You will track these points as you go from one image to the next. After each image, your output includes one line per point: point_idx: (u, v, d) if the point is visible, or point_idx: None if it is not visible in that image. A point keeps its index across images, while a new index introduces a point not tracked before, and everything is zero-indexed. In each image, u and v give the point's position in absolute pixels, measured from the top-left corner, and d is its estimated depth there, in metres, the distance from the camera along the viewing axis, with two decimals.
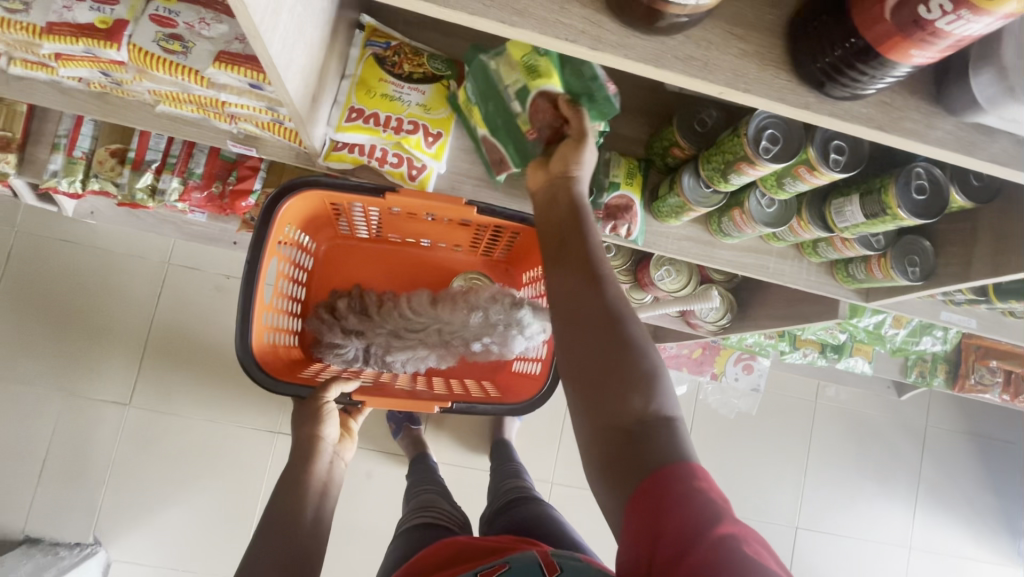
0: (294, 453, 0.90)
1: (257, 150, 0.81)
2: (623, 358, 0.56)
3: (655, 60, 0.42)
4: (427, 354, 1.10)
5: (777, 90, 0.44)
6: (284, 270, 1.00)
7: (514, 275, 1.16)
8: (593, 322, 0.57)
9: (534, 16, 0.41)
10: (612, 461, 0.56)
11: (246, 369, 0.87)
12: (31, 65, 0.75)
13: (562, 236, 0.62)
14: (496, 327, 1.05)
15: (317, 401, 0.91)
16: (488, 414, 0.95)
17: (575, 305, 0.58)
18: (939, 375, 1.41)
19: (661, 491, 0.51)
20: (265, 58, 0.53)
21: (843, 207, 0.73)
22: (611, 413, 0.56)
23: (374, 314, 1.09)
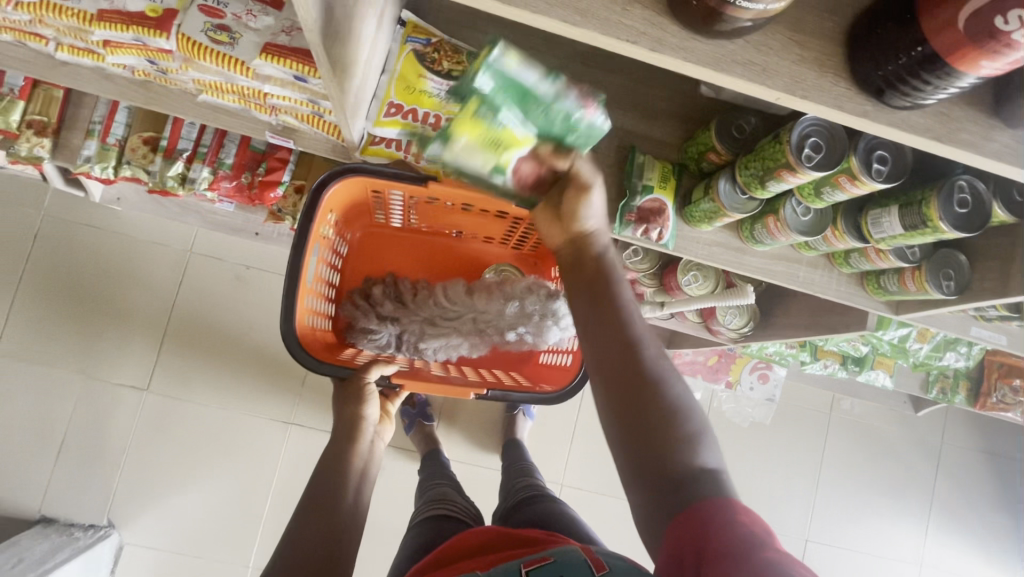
0: (336, 431, 0.91)
1: (295, 142, 0.82)
2: (666, 420, 0.57)
3: (715, 64, 0.42)
4: (460, 341, 1.12)
5: (835, 98, 0.43)
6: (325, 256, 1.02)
7: (543, 268, 1.16)
8: (636, 388, 0.58)
9: (596, 17, 0.41)
10: (657, 506, 0.56)
11: (291, 350, 0.89)
12: (78, 52, 0.77)
13: (595, 296, 0.62)
14: (531, 318, 1.08)
15: (360, 380, 0.94)
16: (523, 402, 0.96)
17: (613, 370, 0.59)
18: (960, 392, 1.40)
19: (704, 524, 0.53)
20: (317, 50, 0.53)
21: (880, 218, 0.73)
22: (658, 468, 0.57)
23: (410, 302, 1.13)
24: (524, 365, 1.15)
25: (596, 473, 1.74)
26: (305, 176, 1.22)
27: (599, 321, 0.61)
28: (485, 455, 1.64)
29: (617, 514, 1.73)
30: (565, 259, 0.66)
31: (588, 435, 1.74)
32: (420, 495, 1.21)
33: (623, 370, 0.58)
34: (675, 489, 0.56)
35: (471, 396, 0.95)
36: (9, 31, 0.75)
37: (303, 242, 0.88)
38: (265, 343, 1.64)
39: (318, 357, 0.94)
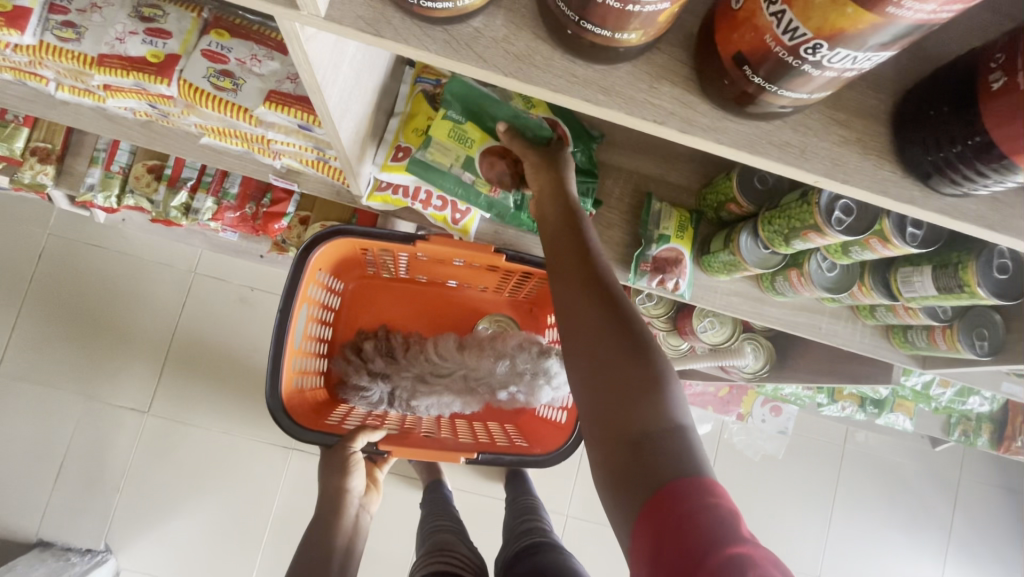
0: (322, 507, 0.91)
1: (298, 185, 0.80)
2: (623, 357, 0.53)
3: (749, 145, 0.39)
4: (452, 400, 1.09)
5: (879, 183, 0.40)
6: (314, 314, 1.01)
7: (537, 317, 1.14)
8: (594, 320, 0.56)
9: (621, 95, 0.38)
10: (619, 473, 0.51)
11: (275, 417, 0.87)
12: (78, 91, 0.75)
13: (561, 246, 0.63)
14: (523, 376, 1.05)
15: (344, 453, 0.91)
16: (516, 465, 0.94)
17: (573, 313, 0.58)
18: (983, 435, 1.34)
19: (671, 499, 0.47)
20: (322, 109, 0.51)
21: (911, 277, 0.69)
22: (620, 419, 0.52)
23: (400, 358, 1.10)
24: (518, 418, 1.13)
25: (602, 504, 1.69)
26: (310, 208, 1.19)
27: (564, 269, 0.61)
28: (489, 486, 1.61)
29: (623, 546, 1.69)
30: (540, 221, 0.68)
31: None
32: (423, 541, 1.16)
33: (586, 310, 0.57)
34: (634, 445, 0.51)
35: (460, 460, 0.92)
36: (9, 70, 0.73)
37: (288, 308, 0.87)
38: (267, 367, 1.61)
39: (304, 425, 0.91)
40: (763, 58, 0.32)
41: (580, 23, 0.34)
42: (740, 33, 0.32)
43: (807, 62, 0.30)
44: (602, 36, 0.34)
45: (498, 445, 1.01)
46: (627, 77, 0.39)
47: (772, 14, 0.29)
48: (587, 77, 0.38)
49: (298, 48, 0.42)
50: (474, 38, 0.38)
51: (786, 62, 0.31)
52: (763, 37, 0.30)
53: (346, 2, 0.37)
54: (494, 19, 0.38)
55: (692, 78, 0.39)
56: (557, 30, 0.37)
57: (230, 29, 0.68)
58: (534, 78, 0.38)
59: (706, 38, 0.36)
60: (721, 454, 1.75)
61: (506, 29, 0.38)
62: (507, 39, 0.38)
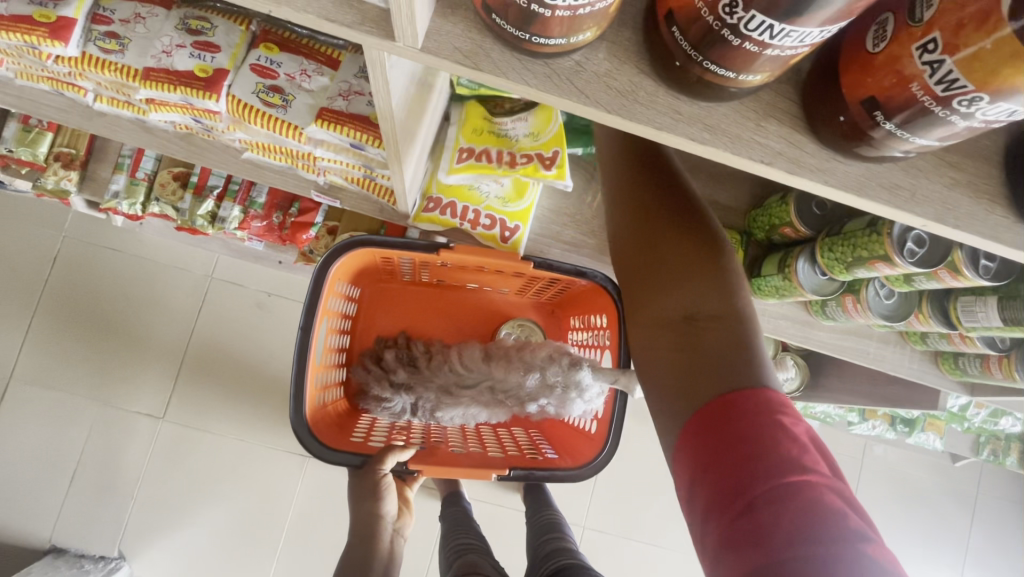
0: (353, 535, 0.89)
1: (340, 202, 0.78)
2: (677, 245, 0.56)
3: (859, 187, 0.37)
4: (478, 411, 1.06)
5: (992, 229, 0.38)
6: (333, 325, 0.98)
7: (560, 317, 1.12)
8: (649, 213, 0.57)
9: (727, 134, 0.37)
10: (662, 351, 0.53)
11: (301, 439, 0.84)
12: (117, 103, 0.73)
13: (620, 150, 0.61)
14: (553, 389, 0.98)
15: (375, 475, 0.87)
16: (547, 482, 0.91)
17: (626, 202, 0.59)
18: (1012, 455, 1.33)
19: (730, 412, 0.44)
20: (390, 132, 0.49)
21: (973, 307, 0.67)
22: (673, 309, 0.54)
23: (423, 368, 1.07)
24: (543, 422, 1.08)
25: (621, 516, 1.67)
26: (337, 219, 1.17)
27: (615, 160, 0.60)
28: (508, 497, 1.59)
29: (642, 557, 1.67)
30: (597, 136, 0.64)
31: (614, 477, 1.67)
32: (447, 560, 1.14)
33: (647, 214, 0.58)
34: (682, 325, 0.52)
35: (492, 476, 0.89)
36: (47, 80, 0.71)
37: (311, 323, 0.85)
38: (284, 374, 1.59)
39: (331, 445, 0.89)
40: (902, 106, 0.30)
41: (698, 62, 0.32)
42: (876, 79, 0.30)
43: (956, 114, 0.28)
44: (722, 77, 0.32)
45: (527, 457, 0.97)
46: (733, 115, 0.37)
47: (924, 63, 0.28)
48: (692, 114, 0.37)
49: (380, 76, 0.40)
50: (576, 72, 0.36)
51: (930, 111, 0.29)
52: (908, 86, 0.29)
53: (443, 33, 0.35)
54: (596, 53, 0.36)
55: (800, 116, 0.37)
56: (664, 66, 0.35)
57: (279, 43, 0.66)
58: (635, 115, 0.36)
59: (821, 78, 0.35)
60: None
61: (608, 63, 0.36)
62: (610, 74, 0.36)
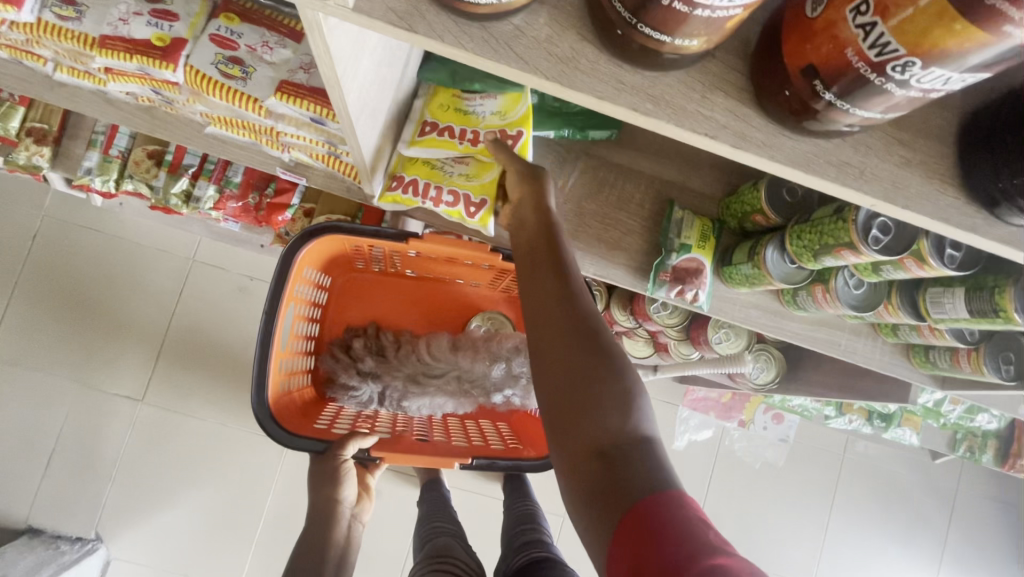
0: (311, 519, 0.87)
1: (306, 179, 0.77)
2: (593, 373, 0.50)
3: (806, 164, 0.36)
4: (445, 401, 1.05)
5: (941, 210, 0.37)
6: (300, 312, 0.96)
7: None
8: (567, 337, 0.52)
9: (670, 105, 0.36)
10: (589, 489, 0.48)
11: (261, 423, 0.82)
12: (77, 73, 0.71)
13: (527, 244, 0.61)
14: (519, 380, 1.03)
15: (336, 461, 0.86)
16: (510, 472, 0.87)
17: (545, 320, 0.54)
18: (988, 452, 1.33)
19: (650, 527, 0.45)
20: (340, 105, 0.48)
21: (941, 299, 0.67)
22: (585, 438, 0.49)
23: (392, 357, 1.06)
24: (511, 416, 1.07)
25: None
26: (314, 200, 1.15)
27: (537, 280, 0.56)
28: (488, 485, 1.59)
29: None
30: (515, 222, 0.65)
31: None
32: (421, 543, 1.13)
33: (563, 336, 0.52)
34: (608, 462, 0.48)
35: (455, 465, 0.87)
36: (4, 48, 0.69)
37: (274, 308, 0.83)
38: None
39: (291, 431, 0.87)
40: (839, 74, 0.29)
41: (635, 26, 0.31)
42: (814, 46, 0.29)
43: (892, 81, 0.27)
44: (659, 42, 0.31)
45: (492, 447, 0.95)
46: (677, 85, 0.36)
47: (858, 26, 0.27)
48: (635, 84, 0.35)
49: (319, 40, 0.38)
50: (515, 37, 0.35)
51: (866, 80, 0.28)
52: (843, 51, 0.28)
53: None
54: (536, 17, 0.35)
55: (747, 88, 0.36)
56: (606, 31, 0.34)
57: (241, 13, 0.64)
58: (576, 84, 0.35)
59: (768, 48, 0.34)
60: (720, 461, 1.74)
61: (550, 28, 0.35)
62: (551, 40, 0.35)
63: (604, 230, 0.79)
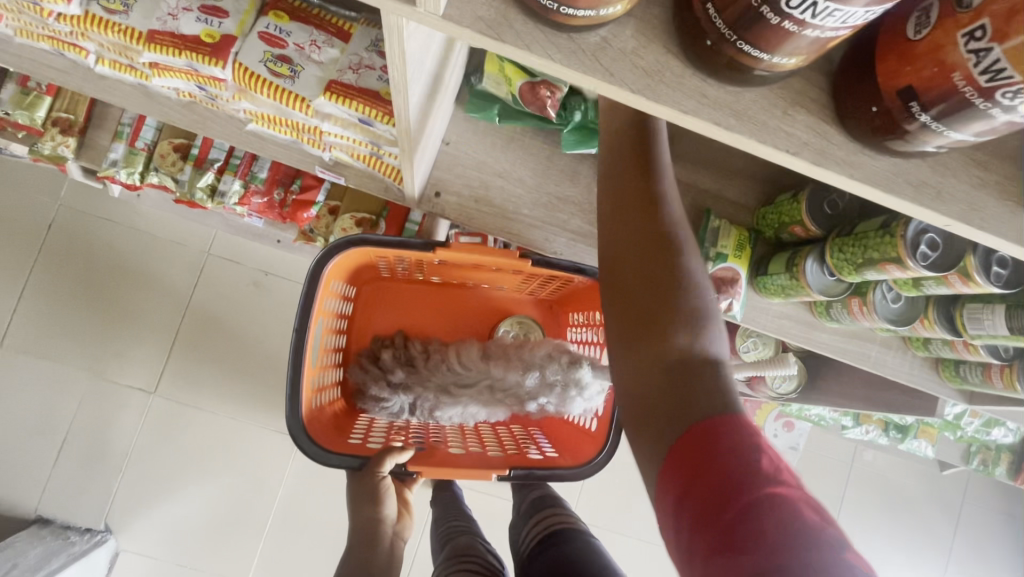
0: (355, 538, 0.86)
1: (345, 178, 0.77)
2: (668, 297, 0.52)
3: (885, 183, 0.36)
4: (478, 409, 1.03)
5: (1019, 232, 0.37)
6: (329, 326, 0.95)
7: (559, 315, 1.11)
8: (646, 263, 0.53)
9: (753, 120, 0.36)
10: (648, 398, 0.50)
11: (297, 440, 0.82)
12: (119, 66, 0.71)
13: (611, 158, 0.55)
14: (552, 387, 0.97)
15: (374, 478, 0.85)
16: (547, 481, 0.88)
17: (628, 242, 0.54)
18: (1001, 465, 1.33)
19: (710, 443, 0.44)
20: (402, 107, 0.48)
21: (979, 315, 0.67)
22: (650, 352, 0.51)
23: (422, 367, 1.04)
24: (544, 422, 1.05)
25: None
26: (339, 198, 1.15)
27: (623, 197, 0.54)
28: (499, 486, 1.59)
29: (629, 554, 1.60)
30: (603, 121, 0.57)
31: (606, 474, 1.60)
32: (440, 543, 1.13)
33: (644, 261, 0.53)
34: (672, 375, 0.50)
35: (493, 477, 0.86)
36: (47, 39, 0.69)
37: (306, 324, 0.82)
38: (278, 355, 1.58)
39: (328, 448, 0.86)
40: (941, 97, 0.29)
41: (732, 41, 0.31)
42: (916, 67, 0.29)
43: (998, 106, 0.27)
44: (755, 59, 0.31)
45: (528, 455, 0.94)
46: (761, 101, 0.36)
47: (970, 51, 0.27)
48: (718, 98, 0.35)
49: (396, 44, 0.39)
50: (601, 48, 0.35)
51: (971, 104, 0.28)
52: (950, 75, 0.28)
53: (466, 2, 0.34)
54: (623, 29, 0.35)
55: (829, 106, 0.36)
56: (694, 45, 0.34)
57: (289, 11, 0.64)
58: (660, 96, 0.35)
59: (855, 67, 0.34)
60: None
61: (636, 41, 0.35)
62: (637, 52, 0.35)
63: None
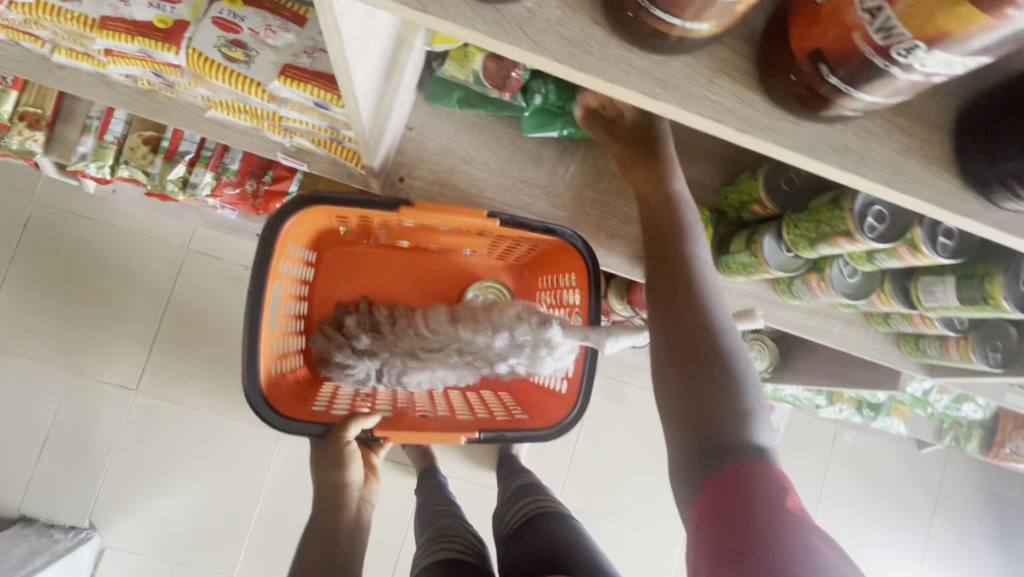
0: (317, 504, 0.84)
1: (308, 165, 0.77)
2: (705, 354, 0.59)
3: (809, 149, 0.37)
4: (447, 373, 1.01)
5: (938, 194, 0.38)
6: (288, 289, 0.92)
7: (529, 279, 1.08)
8: (685, 323, 0.61)
9: (678, 89, 0.36)
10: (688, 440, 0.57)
11: (254, 406, 0.80)
12: (76, 55, 0.70)
13: (662, 251, 0.65)
14: (523, 348, 0.93)
15: (339, 444, 0.83)
16: (517, 443, 0.87)
17: (671, 305, 0.62)
18: (973, 441, 1.37)
19: (736, 481, 0.52)
20: (346, 86, 0.48)
21: (932, 287, 0.68)
22: (690, 405, 0.58)
23: (387, 333, 1.02)
24: (513, 384, 1.04)
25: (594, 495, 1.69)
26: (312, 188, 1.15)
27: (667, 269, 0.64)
28: (485, 475, 1.59)
29: (614, 538, 1.62)
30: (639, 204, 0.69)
31: (590, 461, 1.62)
32: (423, 526, 1.13)
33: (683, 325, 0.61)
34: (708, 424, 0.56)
35: (461, 441, 0.87)
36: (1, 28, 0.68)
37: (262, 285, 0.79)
38: None
39: (289, 414, 0.84)
40: (844, 58, 0.30)
41: (647, 9, 0.32)
42: (821, 30, 0.30)
43: (897, 65, 0.28)
44: (670, 26, 0.32)
45: (496, 419, 0.94)
46: (686, 70, 0.36)
47: (865, 9, 0.28)
48: (644, 67, 0.36)
49: (329, 19, 0.39)
50: (527, 19, 0.35)
51: (871, 63, 0.29)
52: (850, 35, 0.29)
53: None
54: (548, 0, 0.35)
55: (753, 74, 0.37)
56: (616, 14, 0.34)
57: None
58: (586, 67, 0.36)
59: (775, 35, 0.34)
60: None
61: (561, 12, 0.35)
62: (562, 23, 0.35)
63: (603, 219, 0.81)
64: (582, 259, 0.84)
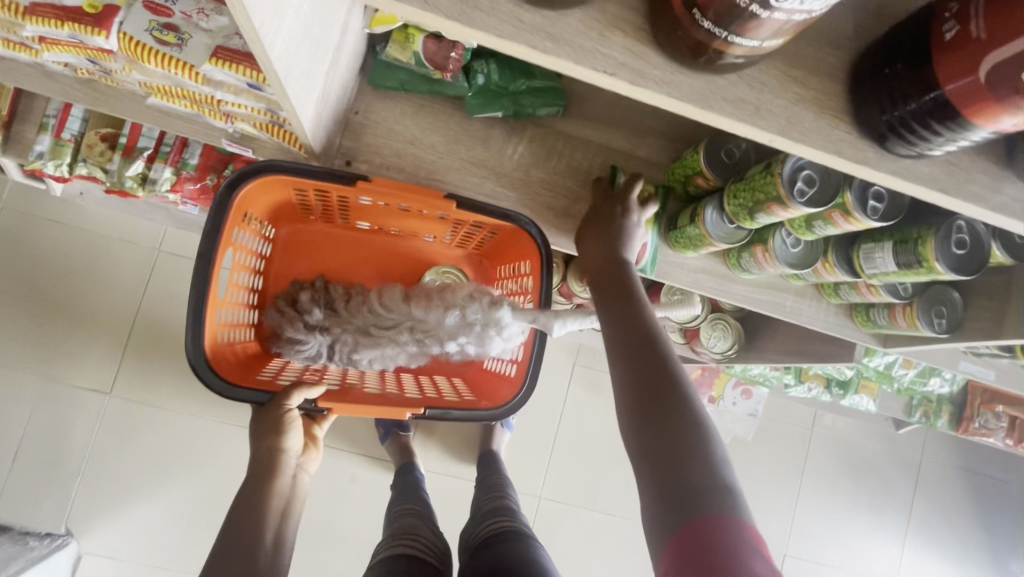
0: (253, 469, 0.85)
1: (253, 151, 0.79)
2: (670, 405, 0.56)
3: (704, 100, 0.38)
4: (398, 352, 1.02)
5: (834, 143, 0.39)
6: (240, 261, 0.92)
7: (488, 269, 1.08)
8: (647, 375, 0.59)
9: (570, 43, 0.37)
10: (661, 498, 0.53)
11: (197, 372, 0.79)
12: (12, 45, 0.70)
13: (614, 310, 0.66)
14: (473, 327, 0.95)
15: (280, 410, 0.84)
16: (463, 421, 0.88)
17: (633, 358, 0.60)
18: (942, 417, 1.38)
19: (705, 534, 0.49)
20: (264, 61, 0.48)
21: (873, 254, 0.69)
22: (662, 462, 0.54)
23: (341, 309, 1.02)
24: (468, 371, 1.06)
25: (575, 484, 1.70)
26: None
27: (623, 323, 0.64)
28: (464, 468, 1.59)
29: (596, 526, 1.62)
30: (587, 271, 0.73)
31: (569, 451, 1.62)
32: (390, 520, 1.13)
33: (646, 378, 0.59)
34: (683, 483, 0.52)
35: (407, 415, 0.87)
36: None
37: (210, 253, 0.78)
38: None
39: (234, 382, 0.84)
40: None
41: None
42: None
43: (756, 3, 0.29)
44: None
45: (446, 399, 0.94)
46: (578, 25, 0.37)
47: None
48: (534, 22, 0.36)
49: None
50: None
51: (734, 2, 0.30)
52: None
53: None
54: None
55: (644, 27, 0.37)
56: None
57: None
58: (477, 23, 0.36)
59: None
60: None
61: None
62: None
63: (553, 198, 0.81)
64: (533, 240, 0.84)
